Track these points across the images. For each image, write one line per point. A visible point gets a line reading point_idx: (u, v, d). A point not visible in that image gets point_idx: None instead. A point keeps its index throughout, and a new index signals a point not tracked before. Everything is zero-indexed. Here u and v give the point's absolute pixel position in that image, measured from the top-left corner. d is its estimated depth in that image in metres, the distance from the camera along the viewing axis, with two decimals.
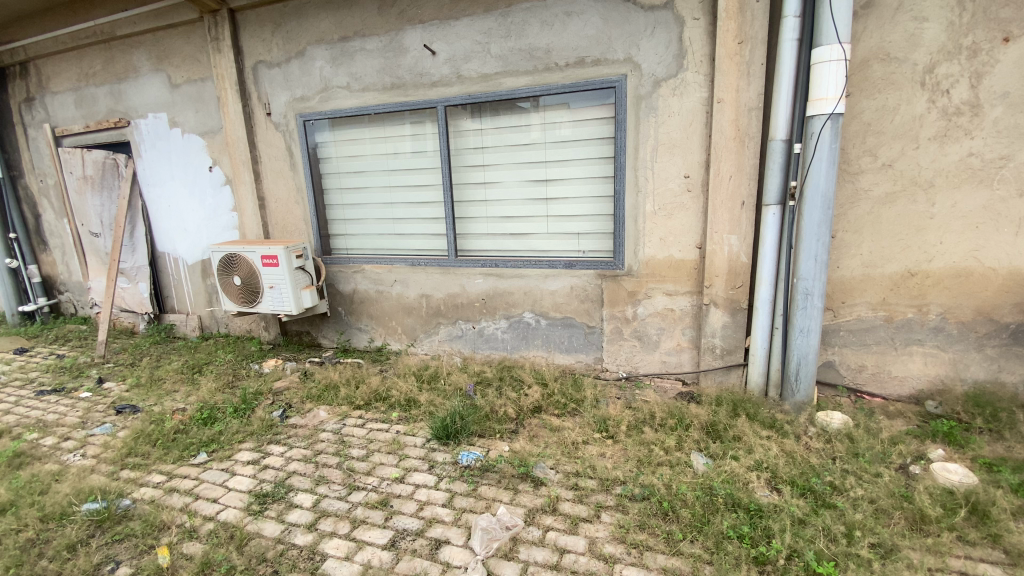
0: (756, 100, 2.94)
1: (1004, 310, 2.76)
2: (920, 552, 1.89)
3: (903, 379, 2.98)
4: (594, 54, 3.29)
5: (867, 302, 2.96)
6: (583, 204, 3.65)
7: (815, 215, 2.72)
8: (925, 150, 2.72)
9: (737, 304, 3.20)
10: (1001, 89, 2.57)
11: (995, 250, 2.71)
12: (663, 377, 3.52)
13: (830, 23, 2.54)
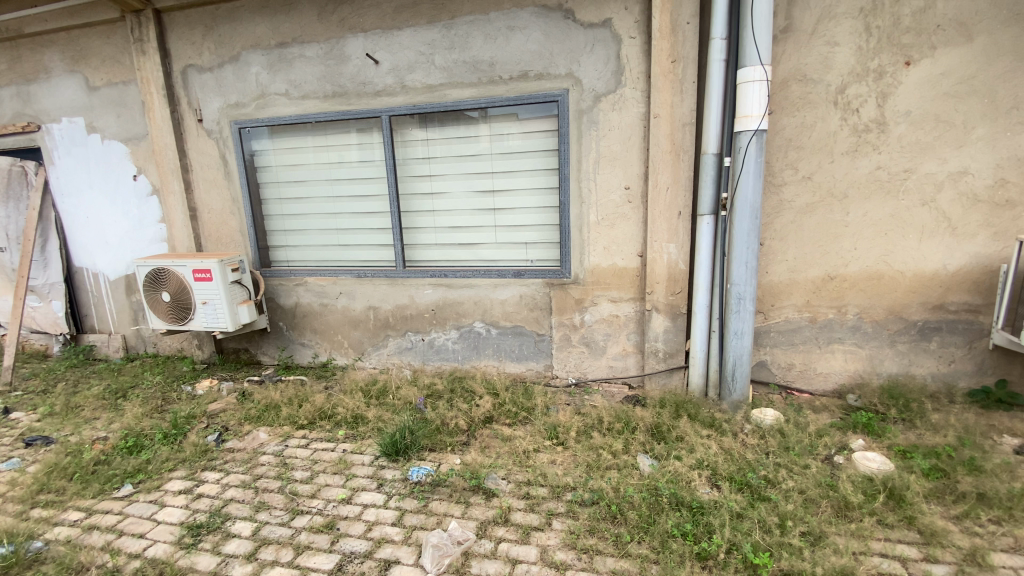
0: (689, 116, 3.10)
1: (911, 309, 3.05)
2: (845, 537, 2.03)
3: (827, 375, 3.21)
4: (537, 69, 3.36)
5: (793, 304, 3.17)
6: (530, 214, 3.70)
7: (744, 225, 2.90)
8: (839, 164, 2.96)
9: (677, 309, 3.35)
10: (902, 109, 2.85)
11: (901, 255, 2.99)
12: (611, 382, 3.62)
13: (753, 46, 2.72)
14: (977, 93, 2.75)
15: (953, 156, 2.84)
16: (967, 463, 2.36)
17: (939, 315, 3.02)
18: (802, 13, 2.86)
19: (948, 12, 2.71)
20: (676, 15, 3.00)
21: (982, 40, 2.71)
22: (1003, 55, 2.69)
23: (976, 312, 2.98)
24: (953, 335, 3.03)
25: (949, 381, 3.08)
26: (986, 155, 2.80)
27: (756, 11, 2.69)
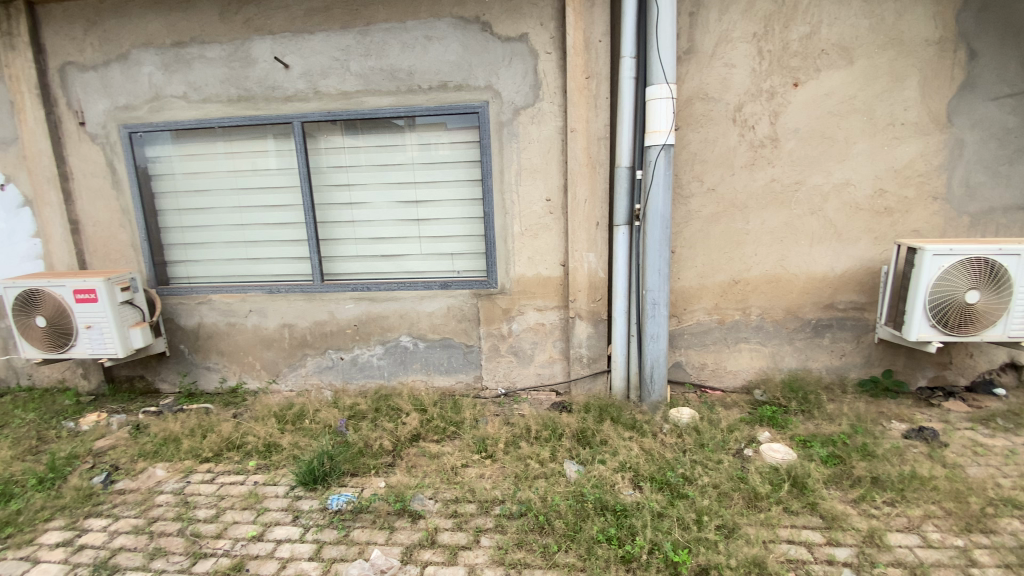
0: (603, 130, 3.23)
1: (805, 308, 3.34)
2: (755, 527, 2.16)
3: (736, 372, 3.44)
4: (456, 80, 3.35)
5: (703, 307, 3.38)
6: (454, 224, 3.66)
7: (656, 234, 3.06)
8: (739, 177, 3.20)
9: (599, 315, 3.46)
10: (792, 126, 3.12)
11: (795, 259, 3.28)
12: (539, 390, 3.65)
13: (659, 66, 2.88)
14: (853, 113, 3.08)
15: (836, 169, 3.15)
16: (859, 449, 2.59)
17: (829, 313, 3.34)
18: (703, 36, 3.07)
19: (832, 37, 3.01)
20: (589, 33, 3.13)
21: (856, 66, 3.03)
22: (877, 78, 3.03)
23: (861, 310, 3.32)
24: (842, 331, 3.35)
25: (840, 373, 3.39)
26: (862, 169, 3.14)
27: (661, 33, 2.86)
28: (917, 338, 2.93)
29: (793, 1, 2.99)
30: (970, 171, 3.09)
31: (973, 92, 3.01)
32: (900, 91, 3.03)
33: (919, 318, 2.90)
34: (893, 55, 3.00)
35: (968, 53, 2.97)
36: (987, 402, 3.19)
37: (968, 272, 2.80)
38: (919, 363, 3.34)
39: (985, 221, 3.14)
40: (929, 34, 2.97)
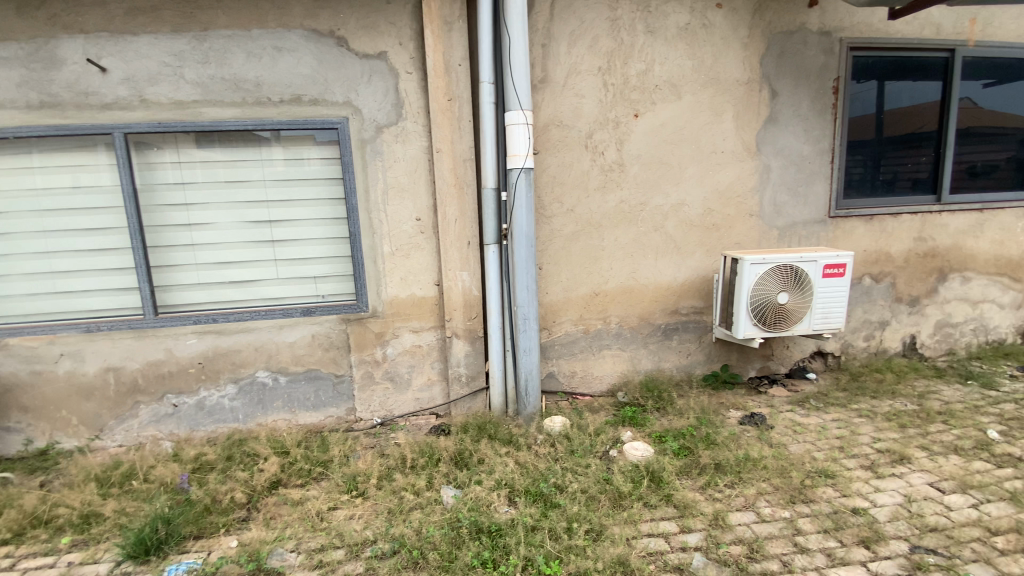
0: (467, 151, 3.28)
1: (656, 314, 3.70)
2: (620, 526, 2.30)
3: (602, 377, 3.67)
4: (311, 94, 3.17)
5: (570, 319, 3.57)
6: (317, 246, 3.42)
7: (522, 253, 3.17)
8: (594, 197, 3.46)
9: (475, 334, 3.47)
10: (636, 152, 3.46)
11: (645, 271, 3.62)
12: (417, 415, 3.55)
13: (515, 92, 3.01)
14: (685, 142, 3.50)
15: (673, 191, 3.55)
16: (704, 439, 2.90)
17: (676, 317, 3.73)
18: (555, 67, 3.28)
19: (662, 75, 3.41)
20: (449, 57, 3.17)
21: (685, 101, 3.45)
22: (701, 112, 3.49)
23: (701, 313, 3.77)
24: (687, 332, 3.77)
25: (689, 371, 3.80)
26: (694, 190, 3.57)
27: (516, 61, 2.99)
28: (744, 335, 3.39)
29: (630, 41, 3.33)
30: (776, 192, 3.68)
31: (774, 127, 3.59)
32: (719, 123, 3.52)
33: (744, 318, 3.36)
34: (713, 92, 3.48)
35: (768, 94, 3.54)
36: (800, 385, 3.79)
37: (778, 278, 3.31)
38: (750, 356, 3.87)
39: (790, 234, 3.75)
40: (737, 76, 3.49)
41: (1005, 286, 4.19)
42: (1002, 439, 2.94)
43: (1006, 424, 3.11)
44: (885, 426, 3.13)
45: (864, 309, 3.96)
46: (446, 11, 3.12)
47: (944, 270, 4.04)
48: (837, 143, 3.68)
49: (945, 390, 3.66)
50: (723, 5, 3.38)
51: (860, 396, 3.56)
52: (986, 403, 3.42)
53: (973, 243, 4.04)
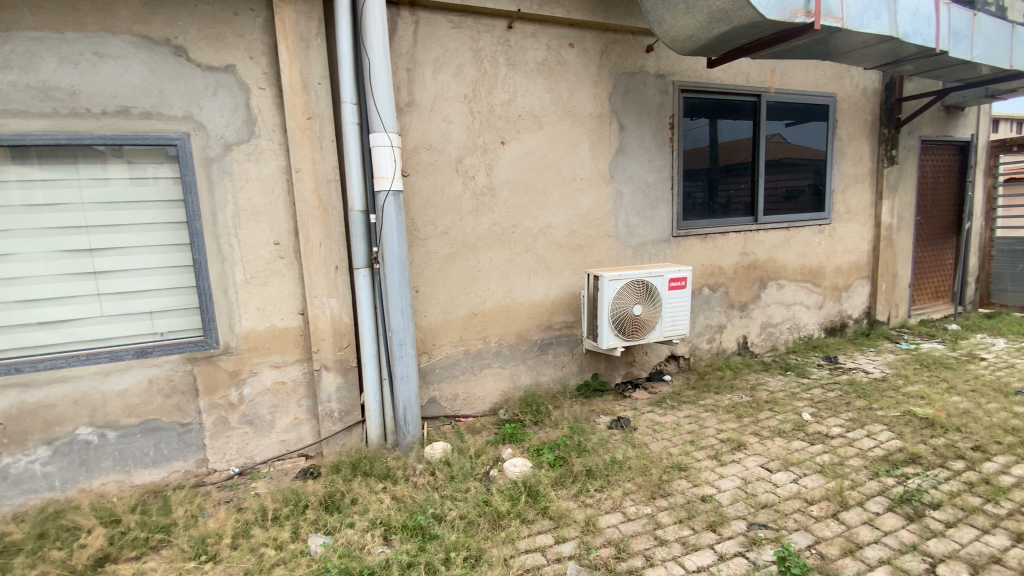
0: (332, 172, 3.14)
1: (532, 331, 3.83)
2: (498, 547, 2.30)
3: (483, 397, 3.69)
4: (143, 106, 2.81)
5: (449, 341, 3.55)
6: (153, 277, 2.98)
7: (395, 276, 3.08)
8: (467, 220, 3.50)
9: (347, 364, 3.29)
10: (505, 177, 3.59)
11: (518, 291, 3.74)
12: (285, 458, 3.25)
13: (378, 114, 2.96)
14: (548, 168, 3.72)
15: (541, 214, 3.74)
16: (577, 447, 3.06)
17: (550, 332, 3.91)
18: (421, 91, 3.30)
19: (525, 105, 3.60)
20: (306, 75, 3.03)
21: (547, 130, 3.69)
22: (561, 141, 3.74)
23: (572, 327, 4.01)
24: (560, 346, 3.96)
25: (564, 383, 3.99)
26: (559, 213, 3.81)
27: (378, 83, 2.94)
28: (607, 345, 3.67)
29: (493, 71, 3.48)
30: (628, 216, 4.09)
31: (624, 157, 3.99)
32: (578, 152, 3.81)
33: (607, 330, 3.64)
34: (571, 123, 3.76)
35: (617, 127, 3.93)
36: (659, 387, 4.19)
37: (632, 291, 3.67)
38: (616, 364, 4.19)
39: (642, 252, 4.19)
40: (591, 110, 3.82)
41: (809, 290, 5.08)
42: (811, 419, 3.51)
43: (814, 406, 3.73)
44: (727, 417, 3.57)
45: (706, 315, 4.52)
46: (301, 28, 2.99)
47: (764, 279, 4.78)
48: (675, 171, 4.20)
49: (771, 381, 4.30)
50: (574, 45, 3.70)
51: (707, 392, 4.04)
52: (800, 389, 4.08)
53: (784, 256, 4.85)
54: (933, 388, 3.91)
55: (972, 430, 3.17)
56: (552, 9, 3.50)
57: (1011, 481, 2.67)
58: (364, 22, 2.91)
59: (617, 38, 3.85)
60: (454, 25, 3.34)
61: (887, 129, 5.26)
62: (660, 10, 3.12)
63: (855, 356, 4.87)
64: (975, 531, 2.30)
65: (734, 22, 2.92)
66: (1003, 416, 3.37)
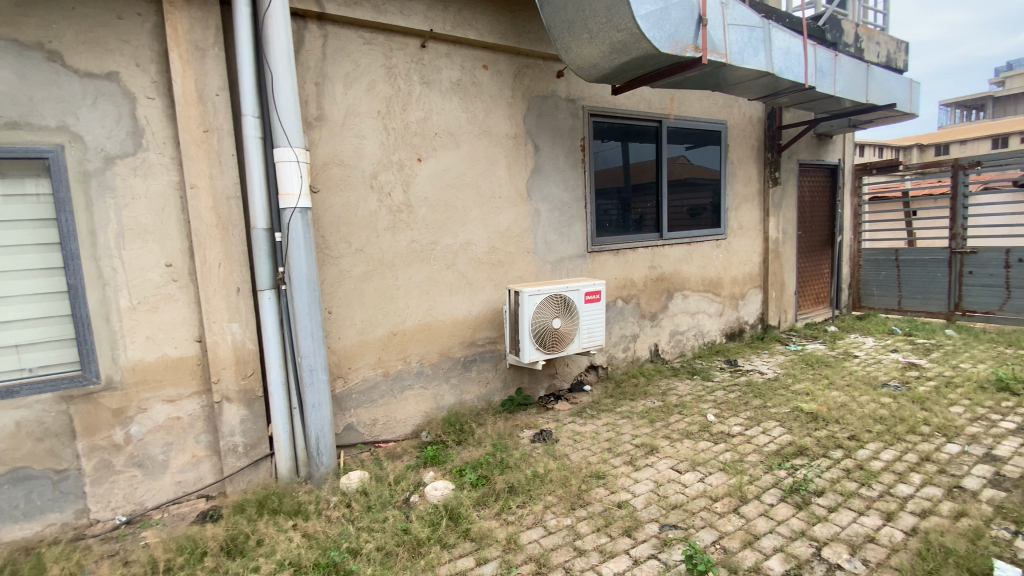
0: (233, 189, 2.94)
1: (454, 349, 3.80)
2: None
3: (404, 420, 3.60)
4: (6, 115, 2.49)
5: (367, 363, 3.42)
6: (19, 306, 2.60)
7: (303, 297, 2.94)
8: (383, 238, 3.42)
9: (253, 393, 3.07)
10: (422, 195, 3.56)
11: (439, 309, 3.70)
12: (182, 501, 2.95)
13: (283, 129, 2.83)
14: (466, 186, 3.75)
15: (460, 232, 3.74)
16: (499, 464, 3.06)
17: (473, 349, 3.90)
18: (331, 106, 3.20)
19: (440, 124, 3.61)
20: (202, 85, 2.83)
21: (463, 148, 3.72)
22: (478, 159, 3.79)
23: (495, 343, 4.03)
24: (484, 362, 3.96)
25: (488, 399, 3.99)
26: (478, 230, 3.83)
27: (282, 96, 2.81)
28: (529, 359, 3.72)
29: (407, 89, 3.46)
30: (546, 233, 4.21)
31: (540, 176, 4.12)
32: (495, 170, 3.88)
33: (528, 344, 3.69)
34: (487, 142, 3.82)
35: (532, 147, 4.06)
36: (579, 398, 4.32)
37: (551, 306, 3.76)
38: (538, 377, 4.27)
39: (560, 267, 4.32)
40: (506, 130, 3.91)
41: (711, 299, 5.51)
42: (715, 419, 3.78)
43: (717, 407, 4.02)
44: (641, 423, 3.75)
45: (620, 326, 4.75)
46: (196, 35, 2.79)
47: (672, 290, 5.12)
48: (587, 191, 4.40)
49: (680, 385, 4.58)
50: (488, 66, 3.79)
51: (623, 399, 4.22)
52: (706, 392, 4.39)
53: (688, 268, 5.23)
54: (816, 385, 4.37)
55: (847, 421, 3.57)
56: (465, 30, 3.56)
57: (879, 465, 3.02)
58: (266, 32, 2.77)
59: (529, 62, 3.99)
60: (365, 41, 3.29)
61: (771, 154, 5.87)
62: (566, 38, 3.29)
63: (752, 358, 5.34)
64: (852, 514, 2.56)
65: (632, 54, 3.13)
66: (871, 406, 3.83)
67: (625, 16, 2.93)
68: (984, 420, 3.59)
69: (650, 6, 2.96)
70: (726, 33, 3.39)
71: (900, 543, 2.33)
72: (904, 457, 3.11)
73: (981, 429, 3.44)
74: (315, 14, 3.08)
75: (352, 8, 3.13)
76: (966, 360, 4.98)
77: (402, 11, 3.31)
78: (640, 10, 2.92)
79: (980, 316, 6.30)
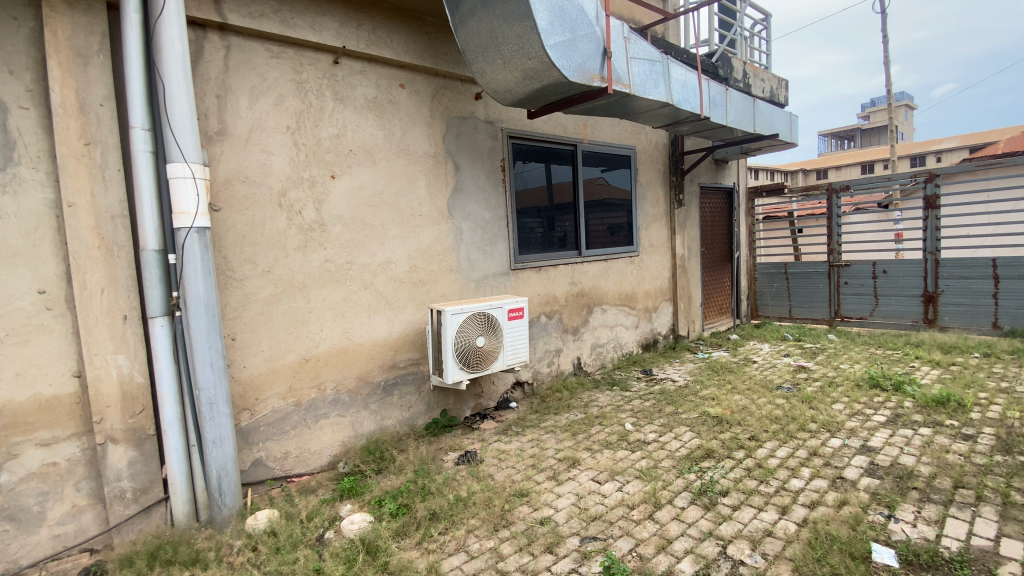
0: (119, 207, 2.67)
1: (374, 373, 3.67)
2: None
3: (320, 451, 3.40)
4: None
5: (276, 393, 3.21)
6: None
7: (201, 324, 2.71)
8: (293, 258, 3.26)
9: (142, 432, 2.75)
10: (336, 213, 3.44)
11: (356, 332, 3.56)
12: (62, 557, 2.57)
13: (177, 143, 2.62)
14: (384, 205, 3.67)
15: (378, 250, 3.65)
16: (420, 491, 2.98)
17: (394, 372, 3.79)
18: (234, 120, 3.02)
19: (355, 141, 3.53)
20: (84, 94, 2.56)
21: (381, 166, 3.65)
22: (396, 177, 3.73)
23: (417, 364, 3.94)
24: (406, 385, 3.87)
25: (411, 423, 3.89)
26: (397, 250, 3.76)
27: (176, 108, 2.60)
28: (453, 380, 3.67)
29: (319, 105, 3.35)
30: (468, 251, 4.22)
31: (460, 195, 4.14)
32: (414, 189, 3.84)
33: (451, 364, 3.65)
34: (405, 161, 3.78)
35: (452, 166, 4.07)
36: (505, 415, 4.33)
37: (475, 324, 3.76)
38: (463, 397, 4.24)
39: (484, 285, 4.34)
40: (425, 149, 3.90)
41: (627, 312, 5.79)
42: (632, 428, 3.95)
43: (634, 416, 4.21)
44: (564, 436, 3.83)
45: (544, 341, 4.85)
46: (78, 41, 2.53)
47: (591, 304, 5.32)
48: (508, 210, 4.48)
49: (601, 397, 4.74)
50: (405, 85, 3.77)
51: (547, 414, 4.29)
52: (624, 402, 4.58)
53: (606, 283, 5.47)
54: (721, 389, 4.71)
55: (748, 423, 3.87)
56: (379, 49, 3.53)
57: (775, 462, 3.30)
58: (158, 39, 2.56)
59: (446, 83, 4.03)
60: (273, 54, 3.15)
61: (676, 177, 6.34)
62: (481, 62, 3.36)
63: (666, 367, 5.66)
64: (753, 510, 2.77)
65: (544, 81, 3.27)
66: (768, 407, 4.19)
67: (535, 45, 3.06)
68: (860, 415, 4.04)
69: (558, 36, 3.11)
70: (628, 65, 3.65)
71: (793, 534, 2.54)
72: (796, 453, 3.42)
73: (857, 423, 3.88)
74: (216, 24, 2.91)
75: (257, 20, 3.00)
76: (845, 361, 5.61)
77: (312, 26, 3.22)
78: (549, 40, 3.06)
79: (855, 321, 7.15)
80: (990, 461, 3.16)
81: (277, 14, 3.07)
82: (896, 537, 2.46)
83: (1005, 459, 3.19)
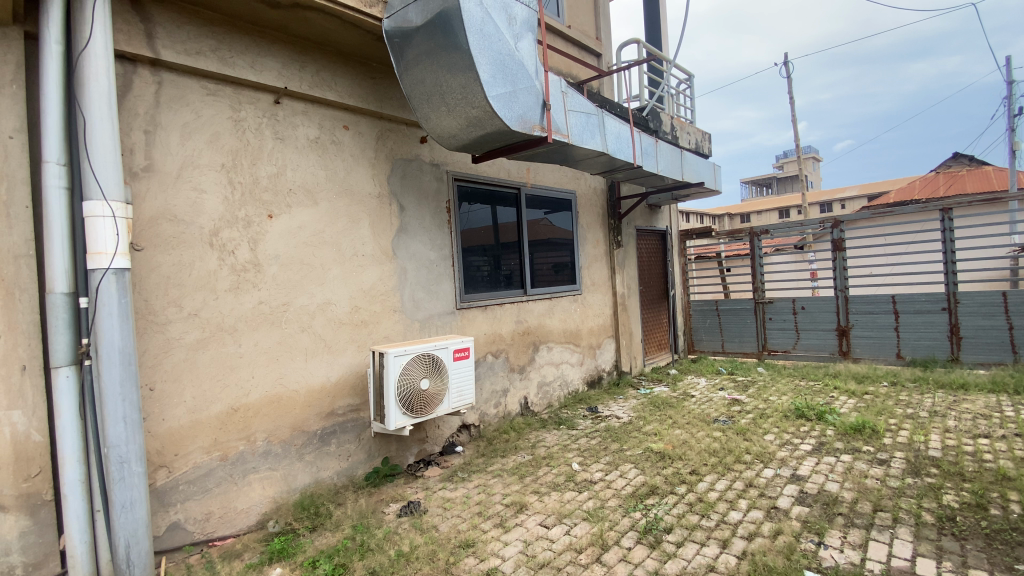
0: (25, 246, 2.45)
1: (310, 422, 3.48)
2: None
3: (247, 509, 3.13)
4: None
5: (199, 447, 2.95)
6: None
7: (114, 373, 2.46)
8: (224, 300, 3.08)
9: (37, 498, 2.44)
10: (273, 252, 3.32)
11: (292, 379, 3.38)
12: None
13: (95, 179, 2.44)
14: (324, 245, 3.58)
15: (317, 291, 3.53)
16: (358, 549, 2.80)
17: (332, 420, 3.62)
18: (164, 156, 2.88)
19: (295, 180, 3.46)
20: None
21: (322, 206, 3.59)
22: (338, 218, 3.67)
23: (358, 410, 3.78)
24: (345, 433, 3.69)
25: (350, 474, 3.69)
26: (339, 290, 3.66)
27: (97, 144, 2.45)
28: (395, 426, 3.54)
29: (258, 144, 3.28)
30: (414, 291, 4.17)
31: (405, 235, 4.12)
32: (357, 229, 3.79)
33: (394, 409, 3.52)
34: (349, 202, 3.74)
35: (397, 208, 4.07)
36: (450, 460, 4.21)
37: (419, 366, 3.68)
38: (407, 444, 4.09)
39: (429, 325, 4.29)
40: (369, 189, 3.88)
41: (572, 349, 5.89)
42: (579, 468, 3.95)
43: (581, 455, 4.21)
44: (511, 480, 3.76)
45: (491, 381, 4.82)
46: None
47: (537, 342, 5.37)
48: (454, 250, 4.50)
49: (548, 436, 4.73)
50: (349, 127, 3.78)
51: (494, 457, 4.21)
52: (570, 441, 4.59)
53: (550, 322, 5.56)
54: (662, 425, 4.84)
55: (689, 457, 3.99)
56: (322, 91, 3.54)
57: (714, 495, 3.40)
58: (81, 73, 2.43)
59: (391, 126, 4.07)
60: (209, 92, 3.07)
61: (613, 220, 6.67)
62: (426, 108, 3.44)
63: (610, 404, 5.75)
64: (695, 546, 2.81)
65: (487, 129, 3.39)
66: (707, 441, 4.34)
67: (478, 95, 3.18)
68: (789, 444, 4.27)
69: (500, 87, 3.25)
70: (566, 116, 3.88)
71: (734, 568, 2.60)
72: (733, 485, 3.54)
73: (787, 452, 4.09)
74: (147, 60, 2.81)
75: (193, 57, 2.93)
76: (774, 392, 5.95)
77: (253, 65, 3.19)
78: (492, 91, 3.19)
79: (780, 353, 7.65)
80: (902, 483, 3.43)
81: (215, 52, 3.03)
82: (826, 563, 2.57)
83: (914, 480, 3.46)
